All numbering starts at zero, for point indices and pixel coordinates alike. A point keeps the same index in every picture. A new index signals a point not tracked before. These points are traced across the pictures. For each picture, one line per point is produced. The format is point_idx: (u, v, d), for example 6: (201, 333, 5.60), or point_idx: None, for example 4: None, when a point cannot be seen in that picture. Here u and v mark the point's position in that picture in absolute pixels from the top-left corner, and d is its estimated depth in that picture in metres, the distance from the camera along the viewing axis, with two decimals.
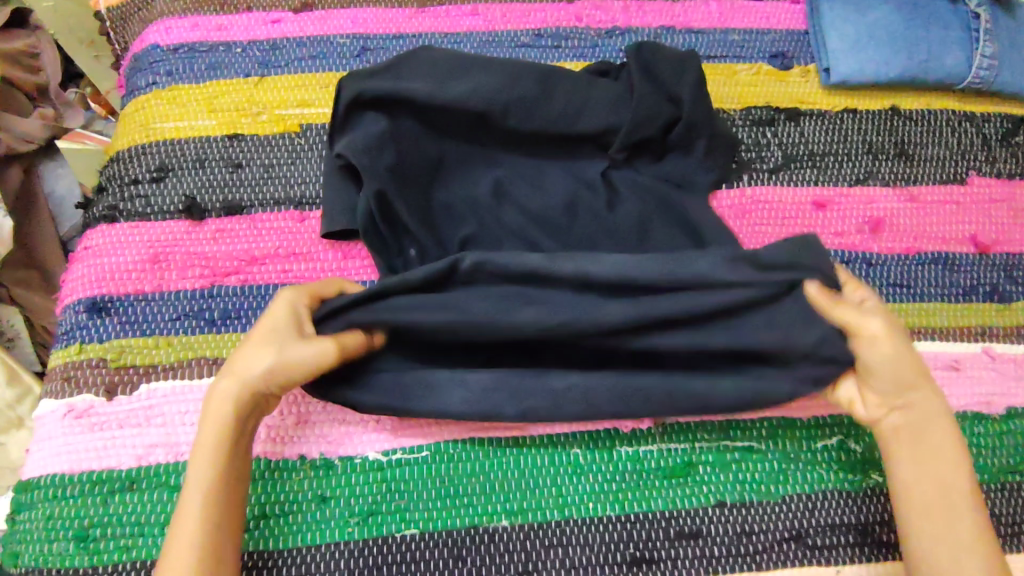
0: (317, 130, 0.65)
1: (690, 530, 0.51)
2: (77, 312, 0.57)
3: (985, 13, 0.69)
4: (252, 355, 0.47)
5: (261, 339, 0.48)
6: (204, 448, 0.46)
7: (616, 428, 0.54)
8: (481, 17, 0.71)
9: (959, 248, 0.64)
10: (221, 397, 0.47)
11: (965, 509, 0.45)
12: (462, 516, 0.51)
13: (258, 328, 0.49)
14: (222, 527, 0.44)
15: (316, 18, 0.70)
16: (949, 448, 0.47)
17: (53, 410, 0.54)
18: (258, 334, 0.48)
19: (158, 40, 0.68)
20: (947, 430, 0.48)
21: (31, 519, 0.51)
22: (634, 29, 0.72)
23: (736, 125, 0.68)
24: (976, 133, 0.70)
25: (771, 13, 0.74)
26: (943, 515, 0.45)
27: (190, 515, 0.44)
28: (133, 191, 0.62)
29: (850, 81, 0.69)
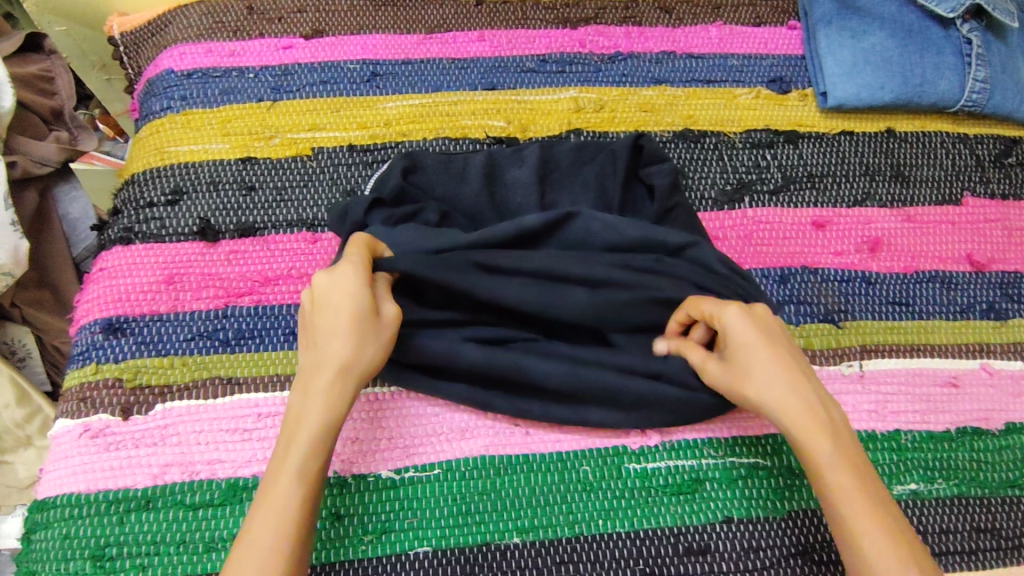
0: (328, 153, 0.67)
1: (699, 546, 0.52)
2: (93, 332, 0.58)
3: (976, 39, 0.71)
4: (342, 348, 0.47)
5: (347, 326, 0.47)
6: (300, 433, 0.46)
7: (625, 445, 0.55)
8: (487, 43, 0.73)
9: (955, 267, 0.66)
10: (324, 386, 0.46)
11: (854, 500, 0.45)
12: (474, 534, 0.52)
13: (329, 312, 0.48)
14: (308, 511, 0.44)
15: (326, 44, 0.71)
16: (813, 438, 0.47)
17: (69, 429, 0.55)
18: (333, 316, 0.48)
19: (172, 65, 0.70)
20: (816, 419, 0.47)
21: (46, 539, 0.52)
22: (636, 54, 0.74)
23: (736, 148, 0.69)
24: (970, 154, 0.72)
25: (768, 39, 0.76)
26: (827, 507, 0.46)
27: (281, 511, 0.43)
28: (148, 213, 0.63)
29: (847, 104, 0.71)
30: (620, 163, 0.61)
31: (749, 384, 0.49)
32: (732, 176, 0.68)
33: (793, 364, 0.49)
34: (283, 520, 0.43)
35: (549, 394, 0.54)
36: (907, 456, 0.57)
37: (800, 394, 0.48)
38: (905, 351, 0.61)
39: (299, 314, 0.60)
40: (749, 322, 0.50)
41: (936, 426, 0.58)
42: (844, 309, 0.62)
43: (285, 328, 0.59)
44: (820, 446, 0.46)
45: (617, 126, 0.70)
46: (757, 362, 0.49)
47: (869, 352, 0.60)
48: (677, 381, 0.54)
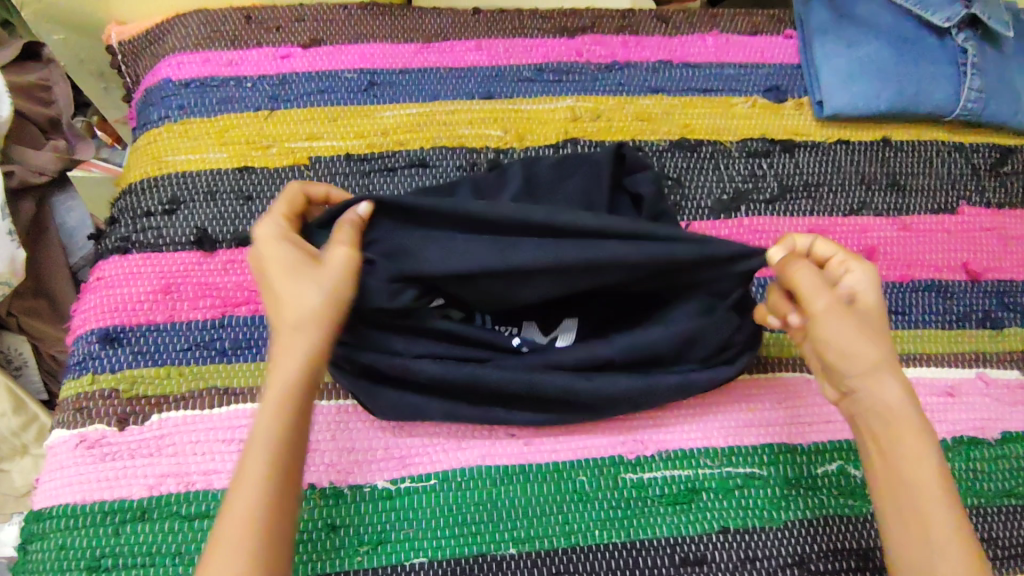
0: (325, 162, 0.67)
1: (696, 557, 0.52)
2: (89, 342, 0.58)
3: (971, 48, 0.72)
4: (296, 294, 0.45)
5: (302, 275, 0.46)
6: (274, 386, 0.45)
7: (621, 455, 0.55)
8: (484, 52, 0.73)
9: (951, 276, 0.66)
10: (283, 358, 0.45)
11: (936, 500, 0.44)
12: (470, 545, 0.52)
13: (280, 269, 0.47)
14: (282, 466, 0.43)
15: (324, 53, 0.72)
16: (909, 427, 0.46)
17: (65, 440, 0.55)
18: (283, 271, 0.47)
19: (170, 75, 0.70)
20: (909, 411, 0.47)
21: (42, 551, 0.52)
22: (633, 63, 0.74)
23: (732, 157, 0.70)
24: (965, 163, 0.72)
25: (764, 48, 0.76)
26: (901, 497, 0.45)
27: (253, 468, 0.42)
28: (145, 223, 0.63)
29: (843, 113, 0.71)
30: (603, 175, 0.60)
31: (863, 351, 0.47)
32: (728, 185, 0.68)
33: (892, 353, 0.48)
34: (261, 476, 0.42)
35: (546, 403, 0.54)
36: None
37: (899, 374, 0.48)
38: (901, 360, 0.61)
39: None
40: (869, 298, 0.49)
41: None
42: None
43: None
44: (923, 440, 0.46)
45: (613, 136, 0.70)
46: (869, 335, 0.48)
47: None
48: (674, 392, 0.54)
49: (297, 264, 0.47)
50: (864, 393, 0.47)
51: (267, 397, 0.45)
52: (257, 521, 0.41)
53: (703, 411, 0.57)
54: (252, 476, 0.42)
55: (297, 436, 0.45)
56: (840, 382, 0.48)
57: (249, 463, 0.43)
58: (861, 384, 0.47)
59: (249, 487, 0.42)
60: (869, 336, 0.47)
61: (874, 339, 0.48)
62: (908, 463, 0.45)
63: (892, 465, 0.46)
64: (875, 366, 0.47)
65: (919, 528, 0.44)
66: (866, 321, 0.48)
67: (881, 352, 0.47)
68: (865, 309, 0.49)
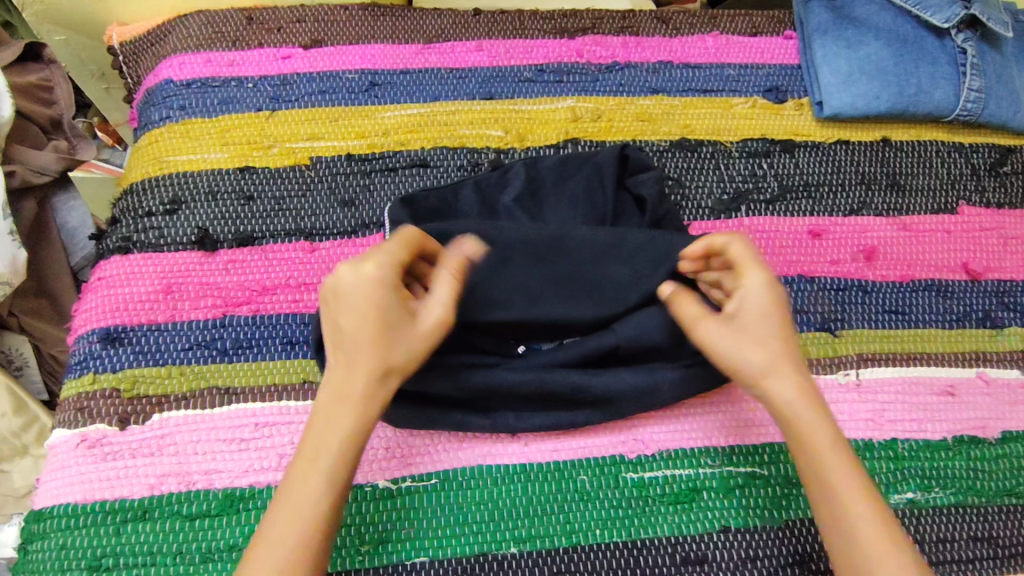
0: (327, 162, 0.67)
1: (697, 556, 0.52)
2: (91, 342, 0.58)
3: (971, 48, 0.72)
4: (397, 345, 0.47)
5: (400, 323, 0.47)
6: (340, 422, 0.45)
7: (623, 455, 0.55)
8: (485, 53, 0.73)
9: (951, 276, 0.66)
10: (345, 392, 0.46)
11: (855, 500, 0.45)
12: (472, 544, 0.52)
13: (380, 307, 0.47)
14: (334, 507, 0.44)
15: (325, 54, 0.72)
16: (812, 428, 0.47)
17: (66, 439, 0.55)
18: (384, 311, 0.47)
19: (171, 75, 0.70)
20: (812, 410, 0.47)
21: (42, 550, 0.51)
22: (633, 63, 0.74)
23: (733, 157, 0.70)
24: (965, 163, 0.72)
25: (764, 49, 0.76)
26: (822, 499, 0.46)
27: (308, 503, 0.43)
28: (147, 223, 0.63)
29: (843, 114, 0.71)
30: (607, 175, 0.61)
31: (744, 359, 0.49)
32: (728, 185, 0.68)
33: (787, 349, 0.49)
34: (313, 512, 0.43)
35: (545, 400, 0.54)
36: (904, 465, 0.57)
37: (791, 370, 0.48)
38: (901, 360, 0.61)
39: (297, 323, 0.60)
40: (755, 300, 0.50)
41: (933, 435, 0.58)
42: (840, 318, 0.63)
43: (282, 337, 0.59)
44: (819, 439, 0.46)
45: (614, 136, 0.70)
46: (752, 338, 0.49)
47: (866, 361, 0.61)
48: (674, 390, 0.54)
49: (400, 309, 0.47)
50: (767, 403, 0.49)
51: (332, 432, 0.45)
52: (302, 558, 0.42)
53: (704, 410, 0.57)
54: (307, 511, 0.43)
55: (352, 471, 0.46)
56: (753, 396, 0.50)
57: (304, 497, 0.44)
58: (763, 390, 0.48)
59: (300, 520, 0.43)
60: (753, 340, 0.49)
61: (753, 343, 0.49)
62: (808, 465, 0.47)
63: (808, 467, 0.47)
64: (767, 371, 0.48)
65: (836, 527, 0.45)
66: (747, 324, 0.49)
67: (763, 357, 0.49)
68: (747, 310, 0.50)
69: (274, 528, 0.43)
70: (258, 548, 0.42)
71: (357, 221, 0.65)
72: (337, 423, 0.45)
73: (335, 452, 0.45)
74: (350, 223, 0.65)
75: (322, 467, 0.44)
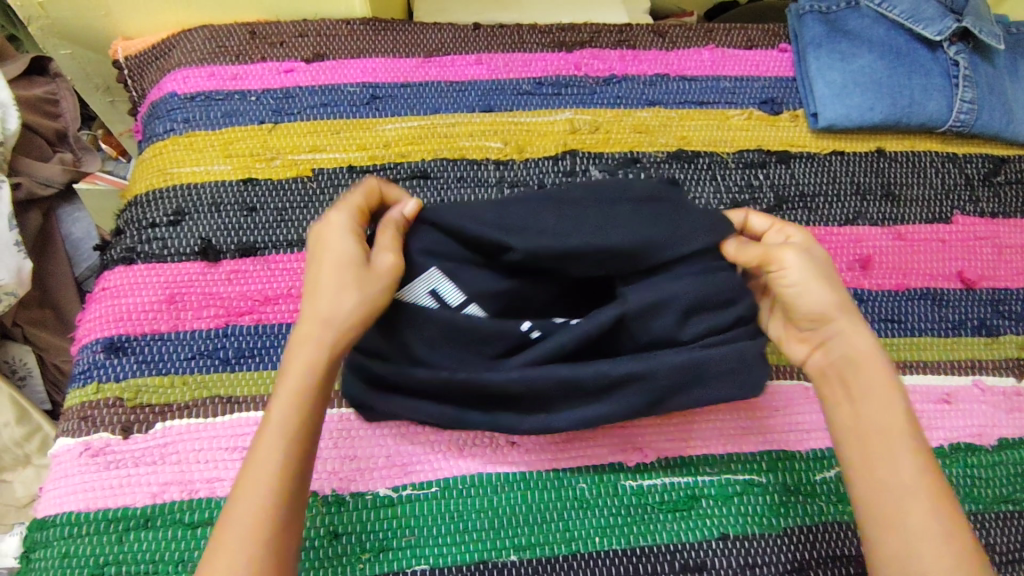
0: (328, 174, 0.68)
1: (696, 564, 0.52)
2: (94, 351, 0.59)
3: (963, 60, 0.73)
4: (332, 299, 0.47)
5: (335, 279, 0.47)
6: (284, 398, 0.46)
7: (622, 462, 0.56)
8: (484, 66, 0.75)
9: (946, 284, 0.67)
10: (304, 344, 0.47)
11: (907, 453, 0.46)
12: (471, 552, 0.52)
13: (326, 266, 0.48)
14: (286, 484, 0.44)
15: (327, 67, 0.73)
16: (884, 391, 0.48)
17: (69, 448, 0.55)
18: (327, 270, 0.48)
19: (175, 89, 0.71)
20: (880, 364, 0.49)
21: (45, 558, 0.52)
22: (630, 76, 0.75)
23: (729, 168, 0.71)
24: (959, 173, 0.73)
25: (760, 62, 0.78)
26: (879, 455, 0.46)
27: (254, 485, 0.43)
28: (150, 234, 0.64)
29: (837, 125, 0.72)
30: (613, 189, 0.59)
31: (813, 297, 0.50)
32: (725, 196, 0.69)
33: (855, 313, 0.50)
34: (263, 492, 0.43)
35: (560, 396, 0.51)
36: None
37: (862, 330, 0.50)
38: (897, 368, 0.62)
39: None
40: (818, 252, 0.53)
41: (929, 442, 0.59)
42: None
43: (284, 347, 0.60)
44: (897, 399, 0.47)
45: (612, 148, 0.71)
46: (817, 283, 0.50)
47: None
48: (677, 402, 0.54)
49: (342, 268, 0.48)
50: (835, 347, 0.50)
51: (276, 408, 0.45)
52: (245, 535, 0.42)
53: (702, 419, 0.58)
54: (253, 492, 0.43)
55: (306, 447, 0.45)
56: (811, 339, 0.51)
57: (248, 481, 0.43)
58: (841, 338, 0.49)
59: (249, 501, 0.43)
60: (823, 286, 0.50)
61: (822, 290, 0.50)
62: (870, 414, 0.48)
63: (875, 425, 0.47)
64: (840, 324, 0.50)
65: (883, 480, 0.46)
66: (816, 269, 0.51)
67: (839, 303, 0.50)
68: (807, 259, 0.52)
69: (228, 512, 0.43)
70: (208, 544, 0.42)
71: None
72: (281, 399, 0.46)
73: (284, 415, 0.45)
74: None
75: (270, 445, 0.44)
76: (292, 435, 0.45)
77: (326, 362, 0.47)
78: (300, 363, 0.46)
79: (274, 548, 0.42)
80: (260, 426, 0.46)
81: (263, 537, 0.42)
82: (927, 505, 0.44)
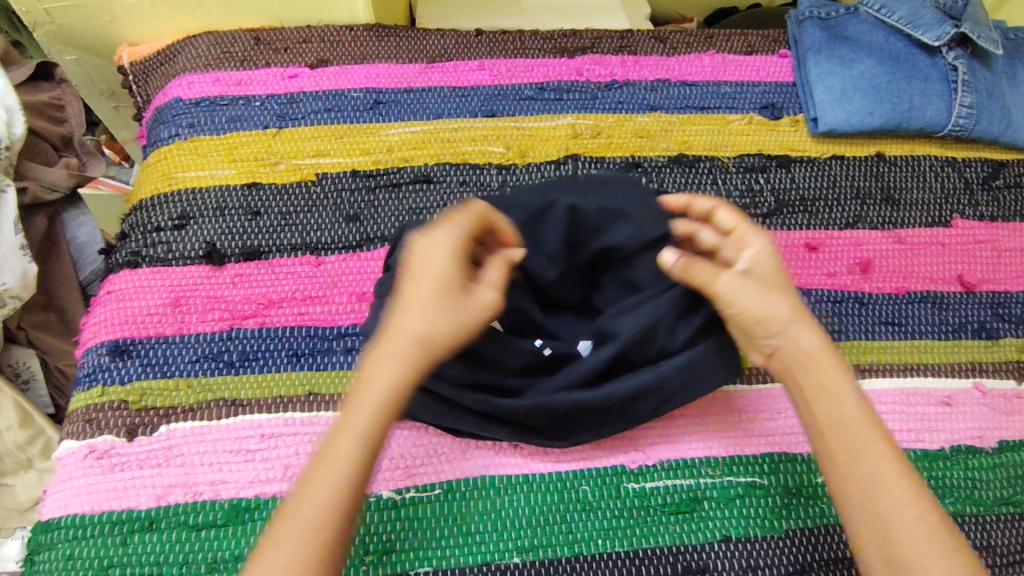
0: (332, 178, 0.68)
1: (698, 566, 0.53)
2: (99, 354, 0.59)
3: (961, 66, 0.74)
4: (429, 315, 0.45)
5: (427, 296, 0.46)
6: (360, 408, 0.44)
7: (624, 464, 0.56)
8: (487, 71, 0.75)
9: (947, 288, 0.67)
10: (385, 355, 0.45)
11: (874, 444, 0.45)
12: (475, 554, 0.52)
13: (421, 282, 0.46)
14: (351, 500, 0.42)
15: (331, 73, 0.73)
16: (843, 386, 0.47)
17: (74, 450, 0.56)
18: (423, 287, 0.46)
19: (180, 94, 0.71)
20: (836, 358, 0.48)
21: (50, 560, 0.52)
22: (632, 82, 0.76)
23: (730, 172, 0.71)
24: (958, 177, 0.74)
25: (760, 67, 0.78)
26: (851, 448, 0.45)
27: (320, 496, 0.42)
28: (155, 238, 0.65)
29: (837, 129, 0.73)
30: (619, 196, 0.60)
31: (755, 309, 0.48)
32: (726, 200, 0.70)
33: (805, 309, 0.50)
34: (328, 503, 0.42)
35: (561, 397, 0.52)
36: None
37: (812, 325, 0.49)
38: (898, 370, 0.62)
39: (302, 336, 0.61)
40: (764, 261, 0.50)
41: (930, 445, 0.59)
42: (837, 329, 0.64)
43: (288, 350, 0.60)
44: (853, 394, 0.47)
45: (614, 152, 0.71)
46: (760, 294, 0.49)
47: (863, 372, 0.61)
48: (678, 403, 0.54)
49: (439, 288, 0.46)
50: (788, 350, 0.48)
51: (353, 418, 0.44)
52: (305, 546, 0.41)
53: (704, 422, 0.58)
54: (320, 503, 0.42)
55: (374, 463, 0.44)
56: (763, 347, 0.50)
57: (314, 490, 0.42)
58: (790, 344, 0.48)
59: (316, 511, 0.42)
60: (763, 296, 0.48)
61: (766, 299, 0.48)
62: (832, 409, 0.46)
63: (832, 422, 0.46)
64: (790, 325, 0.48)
65: (857, 474, 0.44)
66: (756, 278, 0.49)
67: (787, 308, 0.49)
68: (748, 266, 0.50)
69: (289, 515, 0.42)
70: (267, 545, 0.41)
71: (362, 235, 0.66)
72: (357, 410, 0.44)
73: (359, 428, 0.44)
74: (355, 238, 0.66)
75: (342, 455, 0.43)
76: (364, 449, 0.43)
77: (405, 379, 0.44)
78: (384, 369, 0.44)
79: (335, 560, 0.41)
80: (333, 431, 0.44)
81: (325, 548, 0.41)
82: (904, 497, 0.43)
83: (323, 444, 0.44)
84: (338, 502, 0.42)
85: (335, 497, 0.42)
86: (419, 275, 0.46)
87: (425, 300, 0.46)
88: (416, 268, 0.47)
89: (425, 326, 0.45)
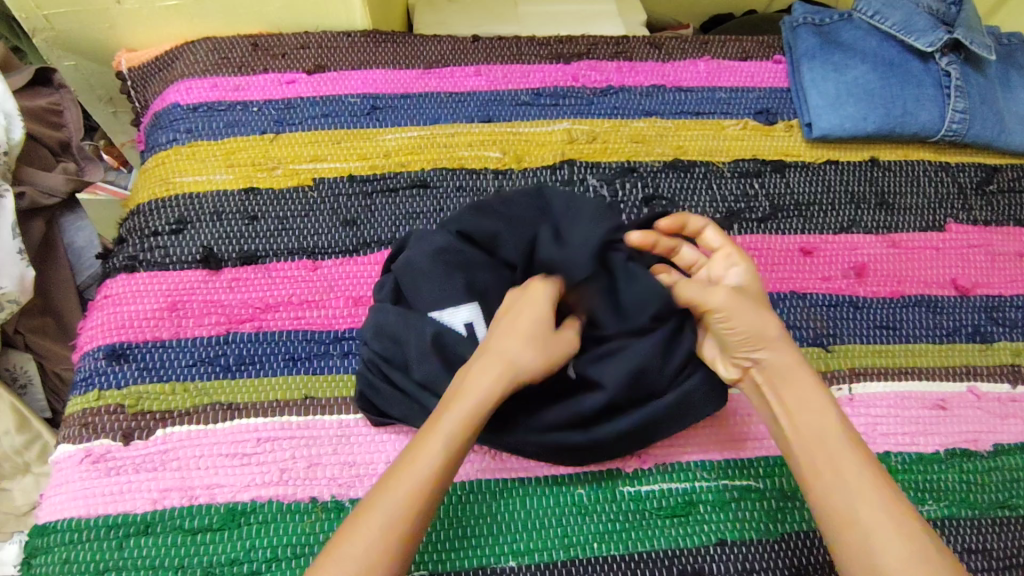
0: (329, 183, 0.69)
1: (694, 569, 0.52)
2: (97, 358, 0.60)
3: (955, 71, 0.74)
4: (518, 350, 0.48)
5: (524, 332, 0.48)
6: (443, 425, 0.46)
7: (620, 468, 0.56)
8: (483, 77, 0.76)
9: (941, 292, 0.67)
10: (474, 377, 0.47)
11: (846, 452, 0.47)
12: (470, 558, 0.52)
13: (521, 319, 0.49)
14: (424, 513, 0.44)
15: (328, 79, 0.74)
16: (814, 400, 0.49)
17: (70, 454, 0.56)
18: (522, 323, 0.49)
19: (178, 99, 0.72)
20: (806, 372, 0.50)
21: (45, 564, 0.52)
22: (627, 87, 0.76)
23: (725, 177, 0.72)
24: (952, 182, 0.74)
25: (755, 73, 0.79)
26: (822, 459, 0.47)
27: (394, 505, 0.44)
28: (152, 242, 0.65)
29: (831, 135, 0.73)
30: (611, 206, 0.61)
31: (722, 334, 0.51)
32: (721, 205, 0.70)
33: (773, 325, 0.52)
34: (404, 512, 0.44)
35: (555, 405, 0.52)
36: (897, 478, 0.58)
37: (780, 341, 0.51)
38: (893, 374, 0.62)
39: (299, 340, 0.61)
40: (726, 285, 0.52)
41: (925, 448, 0.59)
42: (832, 333, 0.64)
43: (284, 354, 0.60)
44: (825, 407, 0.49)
45: (609, 157, 0.72)
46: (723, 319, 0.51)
47: (858, 375, 0.62)
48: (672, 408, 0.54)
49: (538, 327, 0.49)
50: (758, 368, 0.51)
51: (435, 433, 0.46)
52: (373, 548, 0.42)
53: (699, 426, 0.58)
54: (397, 511, 0.44)
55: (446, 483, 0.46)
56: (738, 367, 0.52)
57: (391, 498, 0.44)
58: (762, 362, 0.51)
59: (394, 519, 0.43)
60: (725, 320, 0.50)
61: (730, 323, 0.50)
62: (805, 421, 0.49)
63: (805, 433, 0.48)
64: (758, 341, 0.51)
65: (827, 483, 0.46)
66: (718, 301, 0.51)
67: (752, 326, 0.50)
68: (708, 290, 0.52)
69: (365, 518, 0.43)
70: (337, 544, 0.43)
71: (359, 240, 0.66)
72: (442, 427, 0.46)
73: (443, 445, 0.46)
74: (352, 242, 0.66)
75: (420, 468, 0.45)
76: (440, 465, 0.45)
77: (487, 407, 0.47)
78: (474, 392, 0.47)
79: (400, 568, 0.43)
80: (414, 444, 0.46)
81: (396, 553, 0.43)
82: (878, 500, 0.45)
83: (402, 455, 0.46)
84: (412, 515, 0.44)
85: (408, 509, 0.44)
86: (523, 309, 0.50)
87: (525, 337, 0.48)
88: (517, 308, 0.50)
89: (518, 359, 0.48)
